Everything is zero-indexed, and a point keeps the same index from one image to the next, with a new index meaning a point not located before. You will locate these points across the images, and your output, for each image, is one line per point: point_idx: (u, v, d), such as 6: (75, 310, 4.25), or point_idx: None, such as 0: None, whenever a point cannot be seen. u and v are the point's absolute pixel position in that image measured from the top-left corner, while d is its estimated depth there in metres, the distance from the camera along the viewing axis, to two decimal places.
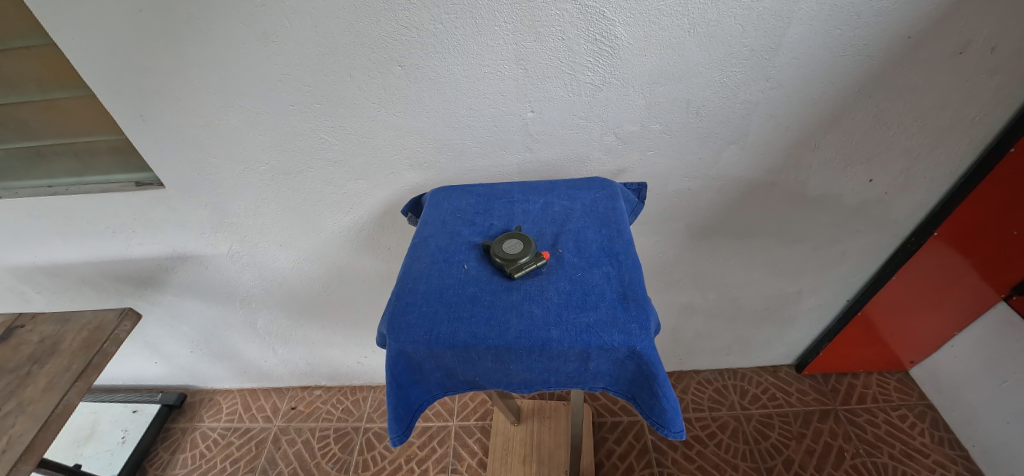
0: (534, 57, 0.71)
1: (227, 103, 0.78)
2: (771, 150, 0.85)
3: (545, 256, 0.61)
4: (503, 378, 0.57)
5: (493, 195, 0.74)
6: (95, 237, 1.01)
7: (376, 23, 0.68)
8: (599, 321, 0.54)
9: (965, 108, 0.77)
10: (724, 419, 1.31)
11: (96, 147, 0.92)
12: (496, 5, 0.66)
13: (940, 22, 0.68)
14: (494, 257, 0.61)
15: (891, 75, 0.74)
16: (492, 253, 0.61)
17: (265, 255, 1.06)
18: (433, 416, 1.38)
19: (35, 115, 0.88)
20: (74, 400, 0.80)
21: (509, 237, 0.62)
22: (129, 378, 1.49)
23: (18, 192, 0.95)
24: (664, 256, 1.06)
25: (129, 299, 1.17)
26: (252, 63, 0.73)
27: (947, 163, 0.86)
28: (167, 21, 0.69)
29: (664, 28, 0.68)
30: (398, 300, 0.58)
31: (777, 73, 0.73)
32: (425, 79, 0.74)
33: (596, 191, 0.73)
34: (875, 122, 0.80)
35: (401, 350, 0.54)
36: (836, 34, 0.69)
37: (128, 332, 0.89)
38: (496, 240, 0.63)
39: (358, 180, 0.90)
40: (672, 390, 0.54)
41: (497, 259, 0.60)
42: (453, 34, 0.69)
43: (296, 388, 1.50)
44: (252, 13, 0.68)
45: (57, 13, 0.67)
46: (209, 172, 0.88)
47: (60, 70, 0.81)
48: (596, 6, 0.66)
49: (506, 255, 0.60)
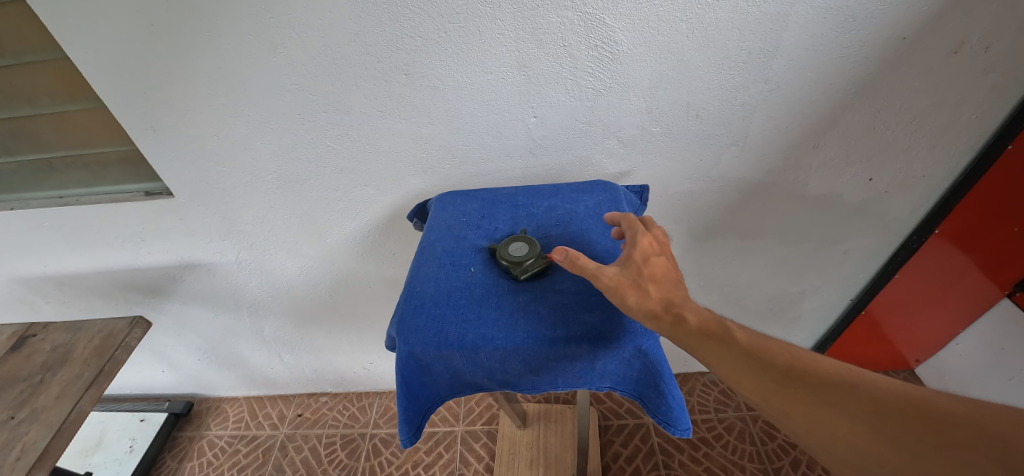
0: (535, 63, 0.73)
1: (236, 113, 0.80)
2: (770, 151, 0.86)
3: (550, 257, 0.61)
4: (511, 379, 0.58)
5: (498, 199, 0.75)
6: (104, 247, 1.02)
7: (382, 34, 0.70)
8: (605, 321, 0.55)
9: (962, 106, 0.78)
10: (730, 420, 1.31)
11: (107, 159, 0.94)
12: (499, 14, 0.67)
13: (934, 22, 0.69)
14: (501, 260, 0.61)
15: (887, 75, 0.75)
16: (499, 256, 0.61)
17: (272, 263, 1.07)
18: (439, 422, 1.38)
19: (47, 128, 0.89)
20: (86, 408, 0.81)
21: (513, 240, 0.64)
22: (136, 387, 1.50)
23: (30, 203, 0.97)
24: None
25: (138, 308, 1.18)
26: (260, 73, 0.74)
27: (945, 162, 0.87)
28: (177, 35, 0.70)
29: (663, 33, 0.70)
30: (407, 303, 0.59)
31: (775, 76, 0.75)
32: (429, 87, 0.76)
33: (600, 194, 0.74)
34: (873, 122, 0.81)
35: (410, 352, 0.55)
36: (832, 36, 0.70)
37: (139, 339, 0.90)
38: (502, 242, 0.63)
39: (364, 187, 0.91)
40: (678, 387, 0.54)
41: (507, 259, 0.60)
42: (457, 43, 0.71)
43: (302, 394, 1.51)
44: (260, 25, 0.69)
45: (70, 28, 0.69)
46: (218, 181, 0.90)
47: (72, 83, 0.83)
48: (596, 13, 0.67)
49: (513, 258, 0.60)
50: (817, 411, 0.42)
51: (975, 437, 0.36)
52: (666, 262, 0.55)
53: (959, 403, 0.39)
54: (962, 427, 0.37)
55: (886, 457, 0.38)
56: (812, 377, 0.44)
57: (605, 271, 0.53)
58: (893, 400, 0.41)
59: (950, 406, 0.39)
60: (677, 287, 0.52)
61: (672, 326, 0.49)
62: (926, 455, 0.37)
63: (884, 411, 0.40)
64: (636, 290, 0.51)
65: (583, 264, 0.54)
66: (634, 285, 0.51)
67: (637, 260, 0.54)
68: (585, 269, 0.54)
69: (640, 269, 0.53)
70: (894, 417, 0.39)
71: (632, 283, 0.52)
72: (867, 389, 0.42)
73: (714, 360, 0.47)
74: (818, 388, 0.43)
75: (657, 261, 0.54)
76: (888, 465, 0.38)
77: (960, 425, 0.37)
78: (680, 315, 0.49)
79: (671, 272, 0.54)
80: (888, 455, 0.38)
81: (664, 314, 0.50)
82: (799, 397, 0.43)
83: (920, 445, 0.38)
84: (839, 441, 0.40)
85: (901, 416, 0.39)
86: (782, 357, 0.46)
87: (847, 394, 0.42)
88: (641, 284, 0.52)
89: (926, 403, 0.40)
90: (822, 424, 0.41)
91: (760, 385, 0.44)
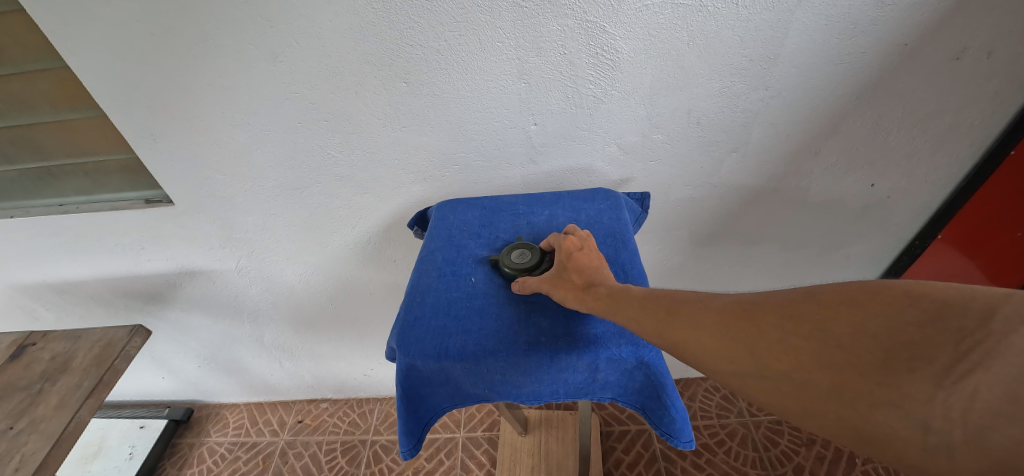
0: (535, 71, 0.73)
1: (236, 121, 0.79)
2: (771, 158, 0.85)
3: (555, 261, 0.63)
4: (512, 390, 0.57)
5: (499, 208, 0.75)
6: (104, 254, 1.02)
7: (382, 42, 0.70)
8: (607, 332, 0.54)
9: (964, 112, 0.78)
10: (732, 426, 1.31)
11: (107, 167, 0.94)
12: (498, 22, 0.67)
13: (936, 29, 0.69)
14: (508, 269, 0.61)
15: (889, 81, 0.75)
16: (505, 265, 0.61)
17: (272, 270, 1.07)
18: (440, 428, 1.37)
19: (47, 136, 0.89)
20: (85, 418, 0.80)
21: (508, 252, 0.63)
22: (136, 394, 1.49)
23: (31, 211, 0.97)
24: (669, 263, 1.06)
25: (138, 315, 1.18)
26: (260, 82, 0.74)
27: (947, 167, 0.86)
28: (177, 44, 0.70)
29: (663, 40, 0.69)
30: (407, 314, 0.59)
31: (776, 82, 0.75)
32: (429, 95, 0.76)
33: (601, 202, 0.74)
34: (875, 128, 0.81)
35: (410, 364, 0.54)
36: (833, 43, 0.70)
37: (139, 348, 0.90)
38: (501, 258, 0.62)
39: (364, 195, 0.91)
40: (680, 399, 0.54)
41: (519, 272, 0.60)
42: (457, 51, 0.70)
43: (302, 401, 1.50)
44: (260, 34, 0.69)
45: (70, 37, 0.69)
46: (218, 189, 0.90)
47: (72, 92, 0.83)
48: (596, 21, 0.67)
49: (520, 265, 0.61)
50: (668, 323, 0.46)
51: (786, 316, 0.41)
52: (591, 254, 0.58)
53: (776, 293, 0.44)
54: (894, 320, 0.35)
55: (721, 348, 0.42)
56: (664, 299, 0.48)
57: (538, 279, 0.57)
58: (725, 304, 0.45)
59: (769, 297, 0.43)
60: (595, 268, 0.55)
61: (571, 294, 0.54)
62: (754, 342, 0.41)
63: (720, 312, 0.44)
64: (560, 286, 0.55)
65: (523, 283, 0.58)
66: (558, 282, 0.55)
67: (563, 259, 0.57)
68: (527, 285, 0.58)
69: (565, 267, 0.56)
70: (729, 315, 0.44)
71: (558, 281, 0.56)
72: (707, 301, 0.47)
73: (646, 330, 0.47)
74: (667, 305, 0.47)
75: (581, 253, 0.57)
76: (726, 355, 0.42)
77: (775, 309, 0.42)
78: (592, 288, 0.53)
79: (596, 262, 0.57)
80: (723, 346, 0.42)
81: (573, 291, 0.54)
82: (651, 313, 0.47)
83: (748, 334, 0.42)
84: (685, 343, 0.44)
85: (733, 313, 0.44)
86: (645, 290, 0.51)
87: (689, 306, 0.47)
88: (563, 278, 0.55)
89: (753, 300, 0.44)
90: (673, 333, 0.45)
91: (620, 310, 0.49)
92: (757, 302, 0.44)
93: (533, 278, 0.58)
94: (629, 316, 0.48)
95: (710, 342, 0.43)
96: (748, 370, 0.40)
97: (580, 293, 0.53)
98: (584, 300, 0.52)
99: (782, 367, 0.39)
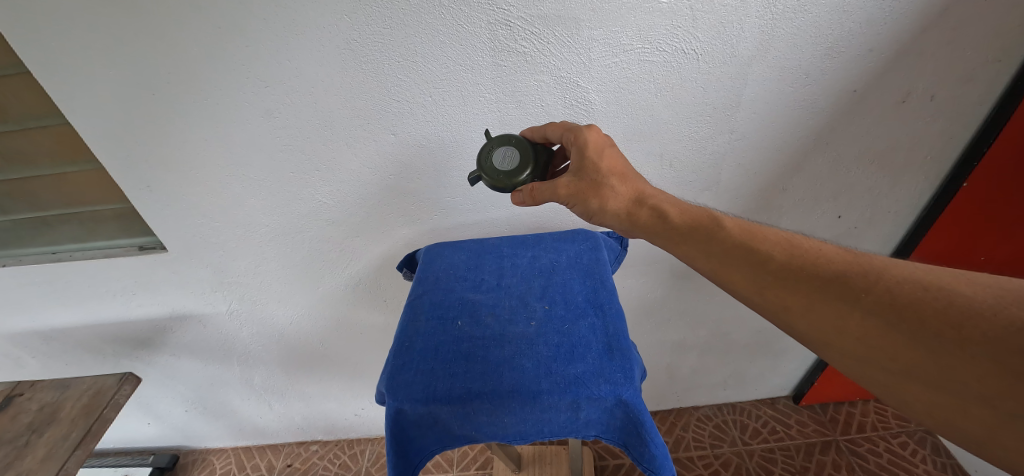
0: (515, 121, 0.78)
1: (230, 172, 0.83)
2: (742, 195, 0.90)
3: (534, 147, 0.69)
4: (498, 431, 0.58)
5: (484, 250, 0.78)
6: (96, 301, 1.03)
7: (370, 100, 0.74)
8: (586, 372, 0.57)
9: (916, 147, 0.84)
10: (726, 456, 1.31)
11: (102, 216, 0.96)
12: (480, 80, 0.73)
13: (879, 78, 0.75)
14: (507, 178, 0.66)
15: (843, 123, 0.80)
16: (501, 178, 0.66)
17: (265, 312, 1.08)
18: (433, 467, 1.35)
19: (44, 188, 0.92)
20: (72, 469, 0.79)
21: (494, 168, 0.67)
22: (120, 441, 1.46)
23: (23, 259, 0.98)
24: (653, 295, 1.09)
25: (126, 360, 1.18)
26: (256, 136, 0.79)
27: (908, 198, 0.92)
28: (176, 103, 0.74)
29: (632, 92, 0.75)
30: (396, 358, 0.61)
31: (740, 126, 0.80)
32: (415, 145, 0.80)
33: (581, 243, 0.78)
34: (835, 166, 0.86)
35: (398, 408, 0.56)
36: (789, 91, 0.76)
37: (128, 396, 0.90)
38: (499, 176, 0.66)
39: (355, 238, 0.94)
40: (659, 435, 0.56)
41: (521, 173, 0.66)
42: (442, 105, 0.75)
43: (292, 444, 1.48)
44: (256, 93, 0.74)
45: (70, 97, 0.73)
46: (212, 235, 0.92)
47: (72, 147, 0.86)
48: (570, 76, 0.73)
49: (515, 173, 0.66)
50: (823, 303, 0.47)
51: (1003, 332, 0.39)
52: (615, 152, 0.63)
53: (986, 291, 0.42)
54: None
55: (895, 348, 0.43)
56: (817, 273, 0.49)
57: (560, 183, 0.62)
58: (917, 295, 0.44)
59: (975, 296, 0.42)
60: (632, 177, 0.61)
61: (625, 211, 0.60)
62: (947, 351, 0.41)
63: (899, 303, 0.44)
64: (598, 195, 0.60)
65: (540, 188, 0.63)
66: (593, 190, 0.60)
67: (592, 162, 0.61)
68: (544, 190, 0.63)
69: (598, 171, 0.60)
70: (917, 310, 0.43)
71: (591, 185, 0.61)
72: (892, 285, 0.45)
73: (801, 311, 0.48)
74: (825, 280, 0.48)
75: (610, 154, 0.62)
76: (896, 357, 0.43)
77: (982, 317, 0.41)
78: (647, 207, 0.59)
79: (622, 165, 0.62)
80: (895, 346, 0.43)
81: (625, 206, 0.60)
82: (803, 291, 0.48)
83: (936, 340, 0.42)
84: (842, 332, 0.46)
85: (914, 304, 0.44)
86: (790, 258, 0.51)
87: (853, 287, 0.47)
88: (604, 186, 0.60)
89: (955, 296, 0.43)
90: (829, 319, 0.47)
91: (762, 283, 0.50)
92: (954, 299, 0.43)
93: (550, 184, 0.62)
94: (774, 293, 0.50)
95: (879, 336, 0.44)
96: (921, 380, 0.42)
97: (637, 212, 0.59)
98: (673, 237, 0.57)
99: (975, 388, 0.40)
